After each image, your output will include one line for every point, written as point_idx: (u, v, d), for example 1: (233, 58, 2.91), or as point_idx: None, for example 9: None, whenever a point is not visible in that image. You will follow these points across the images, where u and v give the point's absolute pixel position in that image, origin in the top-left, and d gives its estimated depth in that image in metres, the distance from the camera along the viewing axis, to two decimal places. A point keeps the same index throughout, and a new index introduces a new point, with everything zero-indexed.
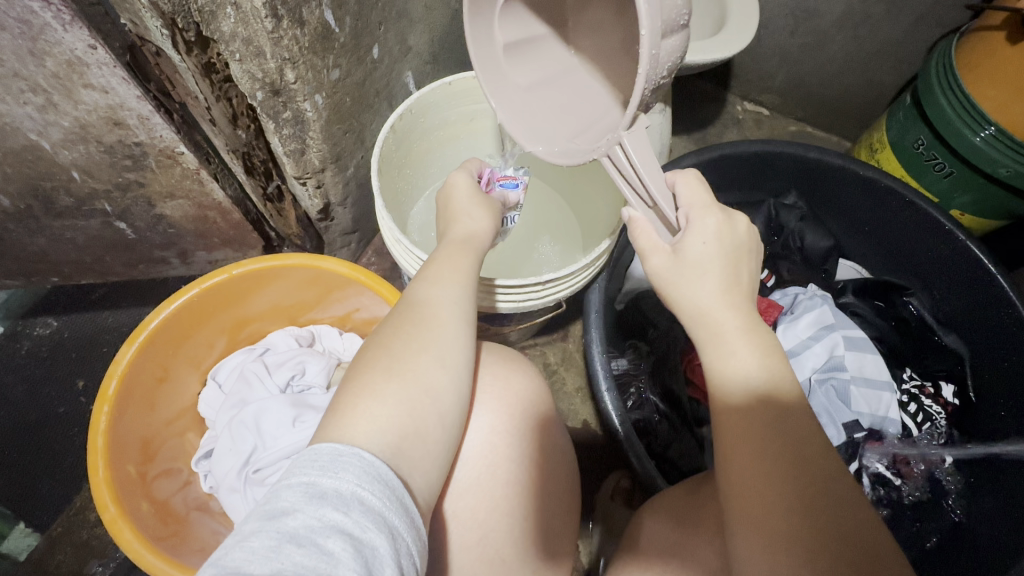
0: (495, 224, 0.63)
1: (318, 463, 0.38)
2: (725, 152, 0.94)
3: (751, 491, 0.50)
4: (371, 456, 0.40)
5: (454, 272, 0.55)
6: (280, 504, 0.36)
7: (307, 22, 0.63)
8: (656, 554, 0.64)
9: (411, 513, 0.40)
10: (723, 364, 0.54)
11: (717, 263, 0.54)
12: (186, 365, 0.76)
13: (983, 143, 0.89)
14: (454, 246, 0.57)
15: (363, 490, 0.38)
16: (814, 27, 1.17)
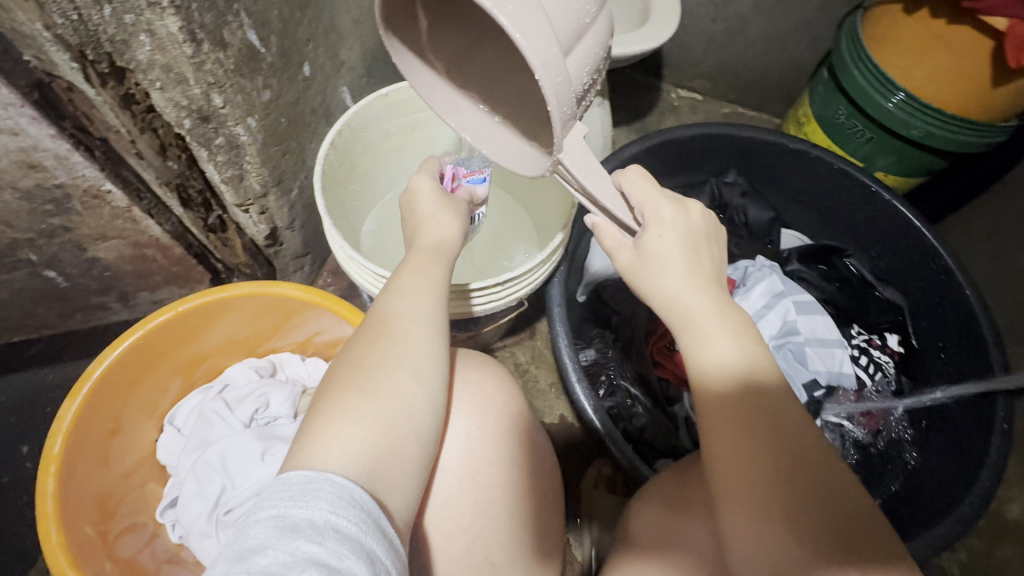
0: (463, 227, 0.62)
1: (288, 492, 0.37)
2: (664, 138, 0.97)
3: (733, 464, 0.52)
4: (343, 480, 0.39)
5: (424, 282, 0.54)
6: (250, 542, 0.35)
7: (229, 43, 0.60)
8: (649, 538, 0.65)
9: (388, 535, 0.39)
10: (699, 346, 0.56)
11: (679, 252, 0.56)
12: (138, 413, 0.72)
13: (895, 107, 0.96)
14: (424, 254, 0.56)
15: (337, 516, 0.37)
16: (734, 11, 1.23)
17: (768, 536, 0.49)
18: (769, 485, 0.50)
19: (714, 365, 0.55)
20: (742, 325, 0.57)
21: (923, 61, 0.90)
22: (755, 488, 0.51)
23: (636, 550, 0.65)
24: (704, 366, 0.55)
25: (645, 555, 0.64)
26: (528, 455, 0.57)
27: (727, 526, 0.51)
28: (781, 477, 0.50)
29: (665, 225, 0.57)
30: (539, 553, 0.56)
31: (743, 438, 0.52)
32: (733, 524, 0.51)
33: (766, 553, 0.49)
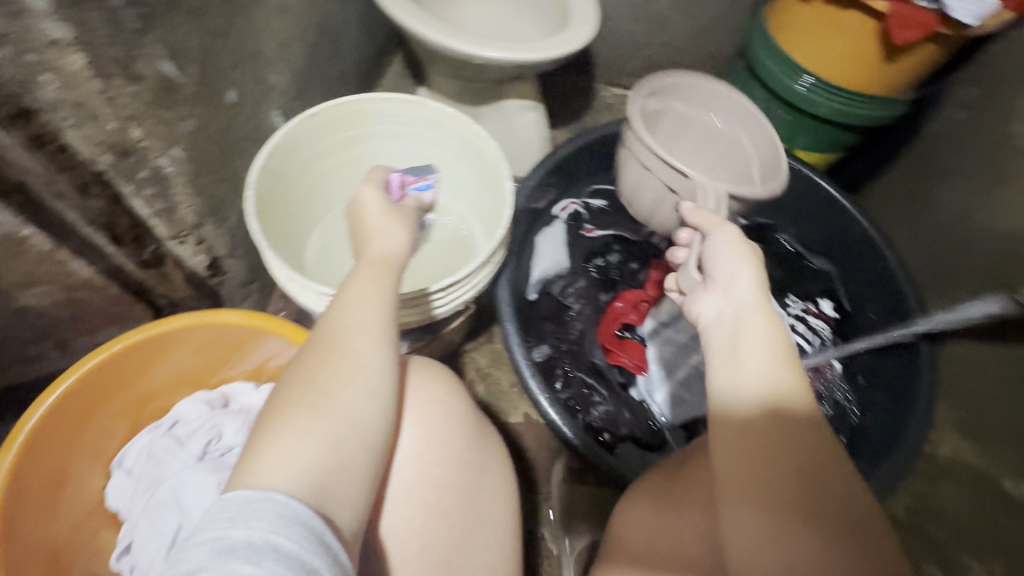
0: (412, 236, 0.62)
1: (228, 514, 0.37)
2: (599, 134, 1.01)
3: (749, 476, 0.49)
4: (285, 498, 0.39)
5: (373, 294, 0.53)
6: (185, 566, 0.35)
7: (143, 76, 0.62)
8: (642, 534, 0.62)
9: (335, 552, 0.39)
10: (732, 367, 0.53)
11: (743, 261, 0.60)
12: (86, 460, 0.71)
13: (806, 90, 1.03)
14: (374, 266, 0.56)
15: (278, 535, 0.36)
16: (653, 11, 1.29)
17: (772, 529, 0.46)
18: (775, 477, 0.48)
19: (739, 372, 0.53)
20: (776, 338, 0.54)
21: (824, 46, 0.97)
22: (761, 479, 0.48)
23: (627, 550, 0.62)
24: (727, 375, 0.54)
25: (637, 556, 0.60)
26: (481, 452, 0.59)
27: (726, 517, 0.49)
28: (790, 468, 0.48)
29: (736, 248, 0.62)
30: (503, 547, 0.57)
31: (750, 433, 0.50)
32: (734, 516, 0.48)
33: (767, 552, 0.45)
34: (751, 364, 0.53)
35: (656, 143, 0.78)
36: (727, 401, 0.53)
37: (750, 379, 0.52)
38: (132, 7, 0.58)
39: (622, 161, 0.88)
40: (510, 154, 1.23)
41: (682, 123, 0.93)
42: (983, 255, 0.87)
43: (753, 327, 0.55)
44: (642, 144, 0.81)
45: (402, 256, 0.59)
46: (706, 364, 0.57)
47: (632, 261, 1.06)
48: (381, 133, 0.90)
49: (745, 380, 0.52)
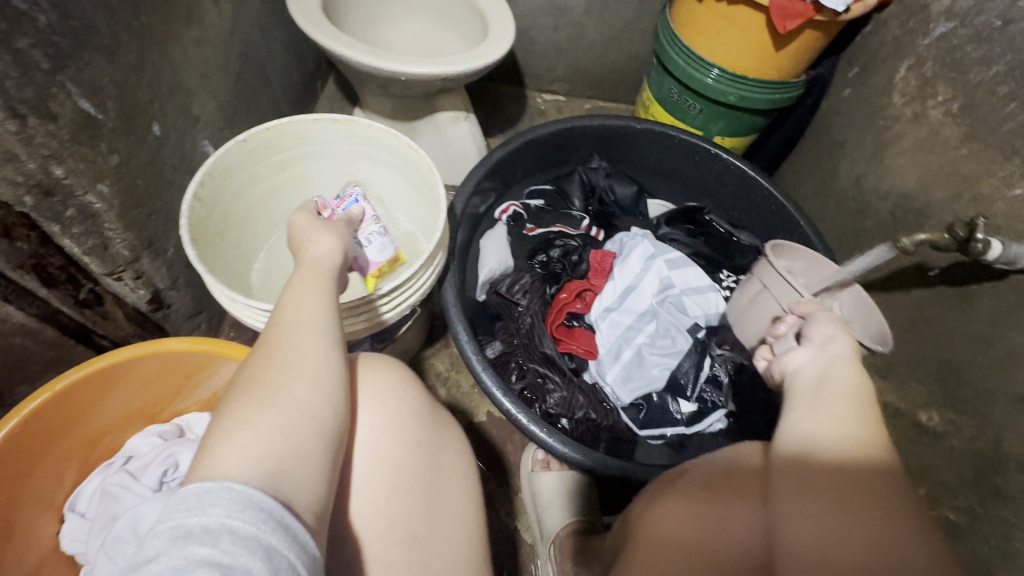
0: (342, 241, 0.65)
1: (186, 504, 0.39)
2: (526, 139, 1.08)
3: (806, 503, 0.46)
4: (241, 485, 0.40)
5: (315, 296, 0.55)
6: (145, 554, 0.36)
7: (59, 114, 0.62)
8: (669, 529, 0.55)
9: (293, 530, 0.41)
10: (806, 419, 0.50)
11: (837, 333, 0.58)
12: (33, 508, 0.69)
13: (714, 81, 1.11)
14: (307, 270, 0.59)
15: (234, 519, 0.38)
16: (570, 19, 1.36)
17: (835, 523, 0.44)
18: (846, 475, 0.45)
19: (817, 418, 0.50)
20: (861, 392, 0.51)
21: (720, 39, 1.06)
22: (821, 473, 0.46)
23: (650, 545, 0.56)
24: (797, 424, 0.51)
25: (664, 557, 0.53)
26: (438, 433, 0.60)
27: (780, 508, 0.47)
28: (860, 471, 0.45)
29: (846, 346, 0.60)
30: (467, 524, 0.58)
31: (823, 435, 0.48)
32: (791, 506, 0.46)
33: (826, 553, 0.43)
34: (828, 406, 0.50)
35: (779, 266, 0.86)
36: (798, 432, 0.50)
37: (825, 417, 0.49)
38: (39, 48, 0.59)
39: (741, 283, 0.95)
40: (448, 164, 1.27)
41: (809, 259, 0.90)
42: (878, 214, 0.96)
43: (844, 377, 0.52)
44: (767, 267, 0.88)
45: (336, 259, 0.62)
46: (785, 408, 0.54)
47: (573, 253, 1.07)
48: (314, 152, 0.92)
49: (814, 425, 0.49)
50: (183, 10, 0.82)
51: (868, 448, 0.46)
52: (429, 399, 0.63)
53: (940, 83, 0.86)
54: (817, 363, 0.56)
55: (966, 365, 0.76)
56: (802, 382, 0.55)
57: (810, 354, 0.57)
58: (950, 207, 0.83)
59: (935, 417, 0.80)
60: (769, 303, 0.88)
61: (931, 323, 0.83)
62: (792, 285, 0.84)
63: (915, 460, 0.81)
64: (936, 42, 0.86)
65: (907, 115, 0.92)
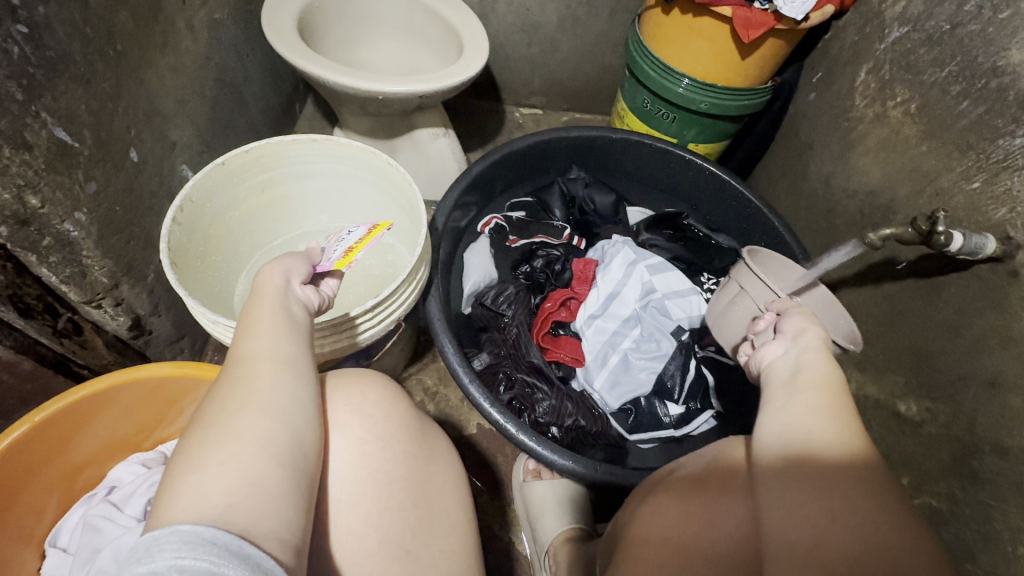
0: (303, 261, 0.60)
1: (135, 554, 0.36)
2: (504, 152, 1.10)
3: (793, 513, 0.45)
4: (189, 525, 0.37)
5: (262, 320, 0.51)
6: None
7: (34, 144, 0.62)
8: (659, 526, 0.56)
9: (256, 560, 0.37)
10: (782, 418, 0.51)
11: (809, 327, 0.59)
12: (12, 544, 0.67)
13: (684, 90, 1.14)
14: (261, 293, 0.54)
15: (183, 559, 0.35)
16: (543, 35, 1.40)
17: (817, 512, 0.45)
18: (826, 466, 0.46)
19: (805, 420, 0.50)
20: (834, 384, 0.52)
21: (688, 49, 1.10)
22: (799, 465, 0.47)
23: (642, 544, 0.56)
24: (781, 426, 0.51)
25: (654, 552, 0.54)
26: (427, 447, 0.61)
27: (764, 501, 0.48)
28: (838, 464, 0.46)
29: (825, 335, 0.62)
30: (459, 535, 0.59)
31: (807, 428, 0.49)
32: (774, 498, 0.47)
33: (812, 558, 0.43)
34: (802, 397, 0.51)
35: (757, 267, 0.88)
36: (776, 424, 0.51)
37: (801, 409, 0.50)
38: (13, 80, 0.59)
39: (721, 287, 0.96)
40: (429, 180, 1.29)
41: (782, 262, 0.91)
42: (848, 213, 0.99)
43: (818, 369, 0.54)
44: (745, 269, 0.89)
45: (291, 278, 0.57)
46: (762, 403, 0.55)
47: (556, 262, 1.08)
48: (293, 172, 0.92)
49: (789, 417, 0.51)
50: (158, 38, 0.83)
51: (842, 439, 0.48)
52: (414, 411, 0.63)
53: (898, 85, 0.89)
54: (793, 356, 0.57)
55: (939, 355, 0.78)
56: (779, 374, 0.56)
57: (783, 347, 0.58)
58: (915, 203, 0.86)
59: (913, 406, 0.82)
60: (748, 304, 0.89)
61: (902, 315, 0.86)
62: (769, 285, 0.85)
63: (896, 450, 0.83)
64: (892, 46, 0.91)
65: (869, 116, 0.95)
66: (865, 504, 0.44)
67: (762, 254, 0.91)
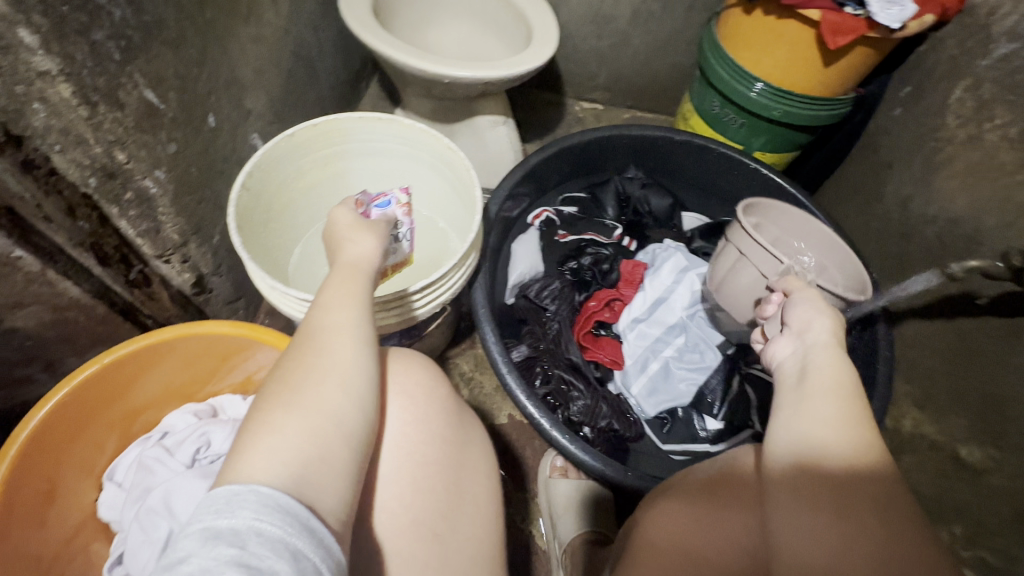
0: (381, 242, 0.66)
1: (214, 507, 0.41)
2: (563, 145, 1.08)
3: (804, 529, 0.46)
4: (267, 489, 0.42)
5: (348, 297, 0.57)
6: (178, 554, 0.39)
7: (125, 103, 0.66)
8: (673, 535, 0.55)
9: (317, 533, 0.43)
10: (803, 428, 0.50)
11: (821, 315, 0.59)
12: (76, 474, 0.72)
13: (756, 95, 1.09)
14: (345, 272, 0.60)
15: (261, 521, 0.40)
16: (614, 28, 1.37)
17: (830, 533, 0.45)
18: (844, 482, 0.47)
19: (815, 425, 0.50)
20: (846, 387, 0.52)
21: (767, 54, 1.05)
22: (811, 480, 0.48)
23: (652, 550, 0.55)
24: (796, 433, 0.50)
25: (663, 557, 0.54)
26: (464, 434, 0.62)
27: (775, 515, 0.48)
28: (843, 477, 0.47)
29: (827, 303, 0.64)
30: (487, 524, 0.59)
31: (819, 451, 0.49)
32: (789, 515, 0.47)
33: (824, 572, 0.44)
34: (816, 406, 0.51)
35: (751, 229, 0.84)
36: (787, 433, 0.51)
37: (816, 420, 0.50)
38: (113, 41, 0.63)
39: (716, 252, 0.93)
40: (484, 167, 1.29)
41: (782, 214, 0.97)
42: (924, 239, 0.93)
43: (827, 368, 0.54)
44: (741, 232, 0.87)
45: (373, 260, 0.63)
46: (773, 407, 0.55)
47: (605, 261, 1.07)
48: (357, 149, 0.94)
49: (801, 428, 0.50)
50: (244, 9, 0.86)
51: (854, 452, 0.47)
52: (454, 398, 0.64)
53: (998, 106, 0.82)
54: (800, 355, 0.57)
55: (1012, 402, 0.73)
56: (792, 374, 0.56)
57: (791, 345, 0.59)
58: (1003, 235, 0.79)
59: (975, 453, 0.77)
60: (749, 270, 0.86)
61: (972, 354, 0.80)
62: (770, 250, 0.83)
63: (949, 497, 0.78)
64: (996, 63, 0.84)
65: (960, 138, 0.89)
66: (881, 528, 0.44)
67: (757, 213, 0.96)
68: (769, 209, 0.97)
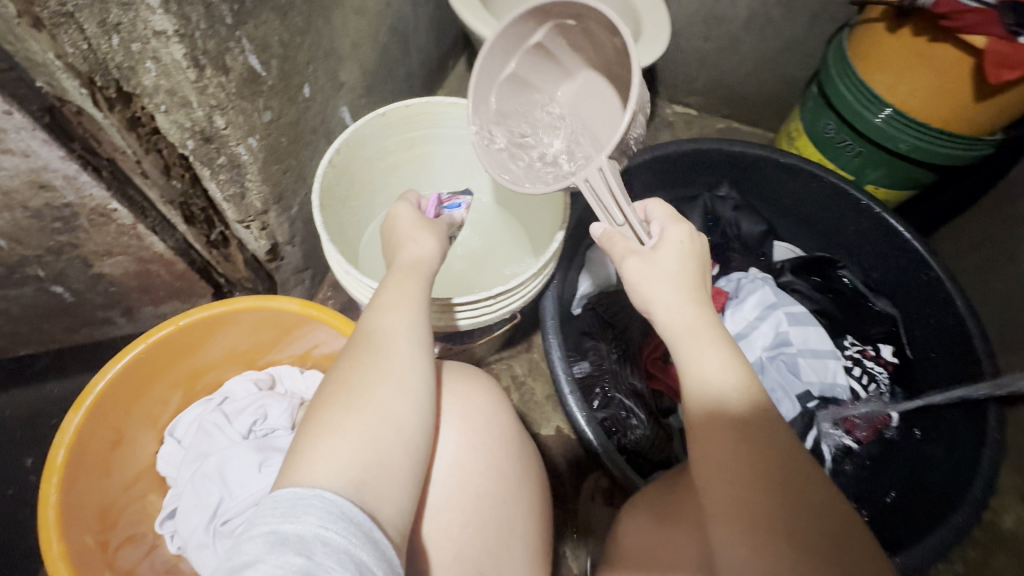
0: (441, 243, 0.64)
1: (280, 509, 0.42)
2: (654, 154, 0.98)
3: (733, 531, 0.51)
4: (331, 495, 0.43)
5: (405, 297, 0.56)
6: (243, 558, 0.39)
7: (230, 68, 0.63)
8: (642, 551, 0.67)
9: (380, 545, 0.43)
10: (718, 446, 0.54)
11: (667, 296, 0.59)
12: (141, 425, 0.74)
13: (883, 122, 0.98)
14: (402, 272, 0.59)
15: (326, 530, 0.41)
16: (725, 31, 1.26)
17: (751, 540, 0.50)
18: (744, 486, 0.52)
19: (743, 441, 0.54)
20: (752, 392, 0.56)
21: (907, 79, 0.93)
22: (736, 497, 0.52)
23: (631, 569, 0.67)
24: (710, 455, 0.54)
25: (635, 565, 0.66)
26: (522, 470, 0.61)
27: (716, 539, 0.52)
28: (743, 482, 0.52)
29: (671, 245, 0.60)
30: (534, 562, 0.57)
31: (722, 449, 0.54)
32: (721, 541, 0.52)
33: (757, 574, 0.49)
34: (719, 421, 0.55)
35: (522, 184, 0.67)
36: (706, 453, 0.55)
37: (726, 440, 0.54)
38: (228, 4, 0.60)
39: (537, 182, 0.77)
40: None
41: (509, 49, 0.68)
42: None
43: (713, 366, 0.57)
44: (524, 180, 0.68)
45: (434, 262, 0.62)
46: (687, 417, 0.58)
47: None
48: (444, 135, 0.91)
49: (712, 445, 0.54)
50: None
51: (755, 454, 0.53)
52: (513, 428, 0.63)
53: None
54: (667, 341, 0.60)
55: None
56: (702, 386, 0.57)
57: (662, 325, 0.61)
58: None
59: None
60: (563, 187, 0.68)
61: None
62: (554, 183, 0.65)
63: None
64: None
65: None
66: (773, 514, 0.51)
67: (500, 88, 0.71)
68: (500, 68, 0.70)
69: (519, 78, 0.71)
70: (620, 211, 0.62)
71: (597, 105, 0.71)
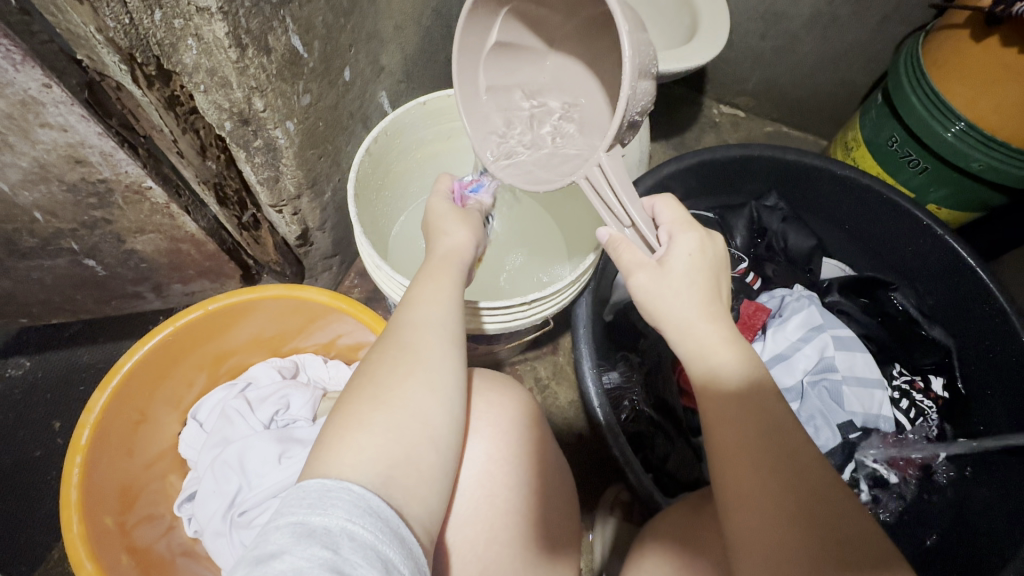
0: (475, 235, 0.61)
1: (308, 500, 0.39)
2: (702, 158, 0.93)
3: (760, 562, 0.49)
4: (359, 488, 0.41)
5: (440, 291, 0.54)
6: (269, 548, 0.37)
7: (273, 48, 0.61)
8: None
9: (407, 543, 0.41)
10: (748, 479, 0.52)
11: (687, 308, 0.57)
12: (165, 406, 0.73)
13: (954, 137, 0.90)
14: (438, 265, 0.56)
15: (354, 524, 0.39)
16: (784, 29, 1.19)
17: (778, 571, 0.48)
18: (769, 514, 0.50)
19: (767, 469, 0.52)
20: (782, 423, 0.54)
21: (990, 91, 0.85)
22: (764, 532, 0.50)
23: None
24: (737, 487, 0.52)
25: None
26: (548, 486, 0.58)
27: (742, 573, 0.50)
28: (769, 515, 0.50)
29: (681, 256, 0.58)
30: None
31: (747, 479, 0.52)
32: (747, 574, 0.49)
33: None
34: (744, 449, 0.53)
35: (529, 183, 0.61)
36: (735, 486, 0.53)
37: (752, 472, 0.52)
38: None
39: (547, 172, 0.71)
40: None
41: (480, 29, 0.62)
42: None
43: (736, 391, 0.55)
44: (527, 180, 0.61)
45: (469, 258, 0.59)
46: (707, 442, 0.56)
47: None
48: None
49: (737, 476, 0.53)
50: None
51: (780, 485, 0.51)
52: (545, 441, 0.61)
53: None
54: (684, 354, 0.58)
55: None
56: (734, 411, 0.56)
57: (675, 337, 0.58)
58: None
59: None
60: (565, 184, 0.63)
61: None
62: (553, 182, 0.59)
63: None
64: None
65: None
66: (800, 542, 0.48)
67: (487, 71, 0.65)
68: (481, 40, 0.62)
69: (501, 60, 0.65)
70: (625, 212, 0.57)
71: (582, 67, 0.65)
